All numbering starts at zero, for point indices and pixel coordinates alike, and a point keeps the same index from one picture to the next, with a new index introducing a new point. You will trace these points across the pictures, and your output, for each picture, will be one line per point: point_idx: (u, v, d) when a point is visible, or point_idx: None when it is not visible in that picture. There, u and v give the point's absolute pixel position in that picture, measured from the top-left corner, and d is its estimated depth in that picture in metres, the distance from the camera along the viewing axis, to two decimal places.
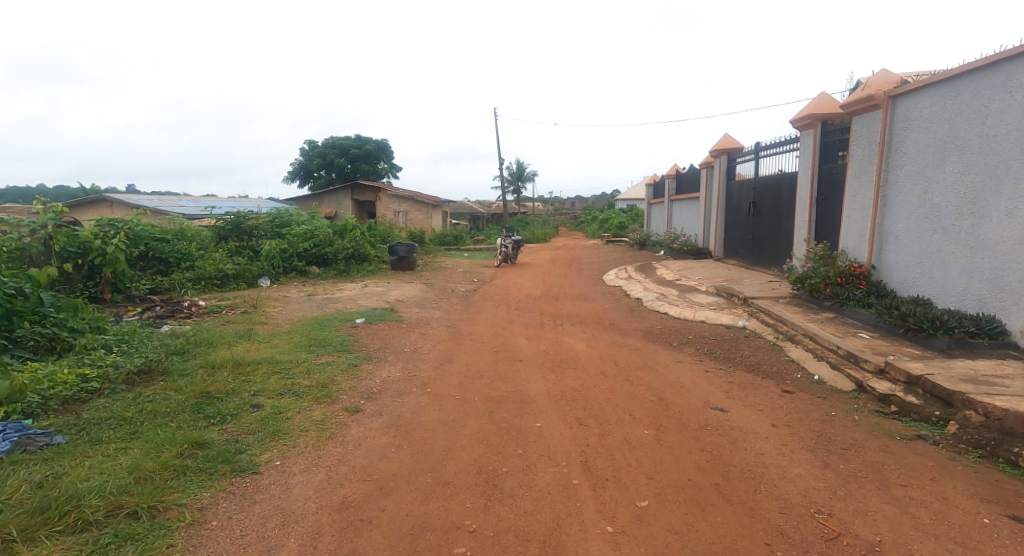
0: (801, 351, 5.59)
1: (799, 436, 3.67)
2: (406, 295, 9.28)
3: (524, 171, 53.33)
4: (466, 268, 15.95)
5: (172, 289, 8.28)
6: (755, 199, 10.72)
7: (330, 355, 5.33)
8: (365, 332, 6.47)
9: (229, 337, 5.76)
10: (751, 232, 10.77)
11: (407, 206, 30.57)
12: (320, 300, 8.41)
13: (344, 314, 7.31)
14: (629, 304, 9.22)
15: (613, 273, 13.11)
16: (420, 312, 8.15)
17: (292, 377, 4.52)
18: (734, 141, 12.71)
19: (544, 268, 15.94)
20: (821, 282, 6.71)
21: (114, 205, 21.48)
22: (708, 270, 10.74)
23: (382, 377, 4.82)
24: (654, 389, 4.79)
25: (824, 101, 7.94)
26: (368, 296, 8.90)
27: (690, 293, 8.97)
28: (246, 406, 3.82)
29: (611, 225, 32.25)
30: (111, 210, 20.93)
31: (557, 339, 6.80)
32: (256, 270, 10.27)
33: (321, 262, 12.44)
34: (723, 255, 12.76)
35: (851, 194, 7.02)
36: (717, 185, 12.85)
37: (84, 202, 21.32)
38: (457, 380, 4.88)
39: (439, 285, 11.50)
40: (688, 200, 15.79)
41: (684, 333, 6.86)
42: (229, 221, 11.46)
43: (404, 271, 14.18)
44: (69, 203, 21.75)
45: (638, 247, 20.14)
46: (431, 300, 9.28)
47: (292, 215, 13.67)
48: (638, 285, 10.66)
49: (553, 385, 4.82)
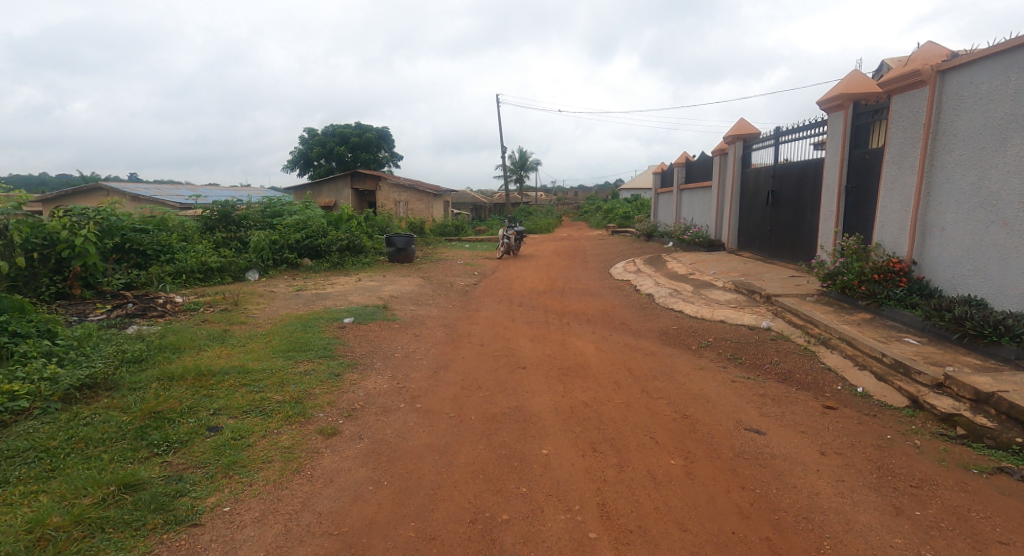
0: (839, 358, 4.98)
1: (856, 469, 3.08)
2: (401, 291, 8.69)
3: (527, 160, 52.46)
4: (467, 259, 15.35)
5: (149, 284, 7.71)
6: (774, 188, 10.09)
7: (310, 362, 4.74)
8: (353, 334, 5.89)
9: (200, 340, 5.18)
10: (769, 223, 10.15)
11: (408, 195, 29.90)
12: (308, 296, 7.83)
13: (332, 313, 6.73)
14: (640, 300, 8.61)
15: (620, 266, 12.49)
16: (415, 309, 7.56)
17: (261, 390, 3.93)
18: (750, 126, 12.00)
19: (548, 260, 15.31)
20: (856, 279, 6.12)
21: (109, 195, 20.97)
22: (722, 264, 10.12)
23: (366, 390, 4.24)
24: (677, 404, 4.20)
25: (856, 80, 7.29)
26: (360, 292, 8.32)
27: (706, 289, 8.35)
28: (201, 429, 3.24)
29: (616, 216, 31.53)
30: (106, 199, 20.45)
31: (564, 341, 6.21)
32: (243, 263, 9.69)
33: (314, 255, 11.88)
34: (737, 247, 12.14)
35: (889, 182, 6.38)
36: (732, 173, 12.18)
37: (77, 191, 20.73)
38: (452, 393, 4.30)
39: (438, 279, 10.90)
40: (699, 189, 15.12)
41: (703, 335, 6.25)
42: (216, 210, 10.86)
43: (402, 263, 13.61)
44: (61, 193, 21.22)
45: (645, 238, 19.47)
46: (428, 295, 8.69)
47: (285, 204, 13.07)
48: (648, 279, 10.04)
49: (561, 399, 4.23)
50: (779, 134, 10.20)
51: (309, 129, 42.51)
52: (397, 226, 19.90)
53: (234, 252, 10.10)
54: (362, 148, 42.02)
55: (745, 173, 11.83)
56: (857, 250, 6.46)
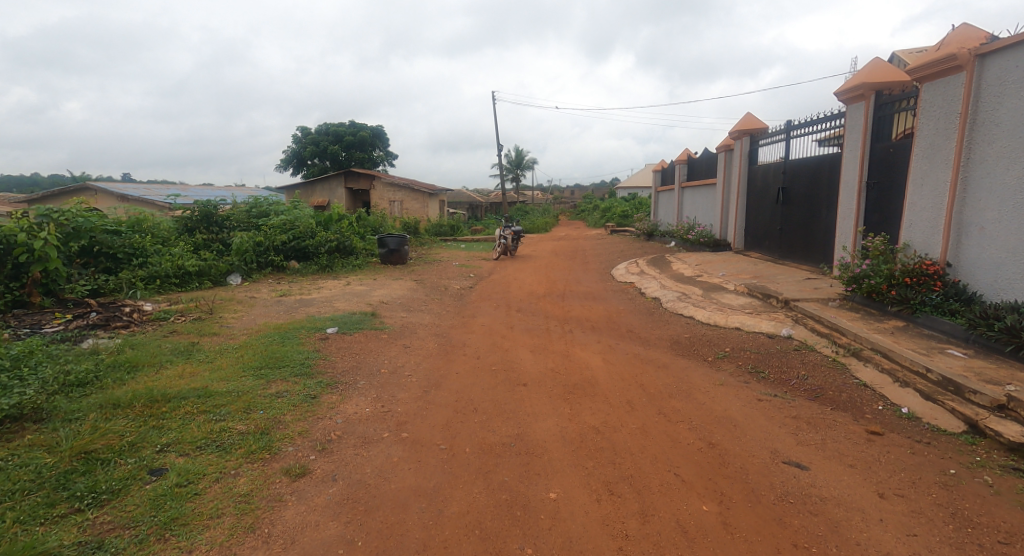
0: (875, 372, 4.48)
1: (928, 518, 2.56)
2: (392, 296, 8.16)
3: (524, 159, 51.95)
4: (462, 260, 14.83)
5: (118, 290, 7.14)
6: (784, 185, 9.61)
7: (283, 382, 4.19)
8: (336, 346, 5.35)
9: (163, 355, 4.62)
10: (780, 222, 9.68)
11: (403, 194, 29.36)
12: (291, 302, 7.28)
13: (315, 322, 6.18)
14: (647, 305, 8.09)
15: (622, 267, 11.99)
16: (407, 316, 7.03)
17: (222, 419, 3.39)
18: (758, 121, 11.51)
19: (547, 261, 14.80)
20: (885, 283, 5.64)
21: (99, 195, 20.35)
22: (731, 266, 9.62)
23: (346, 415, 3.71)
24: (700, 429, 3.69)
25: (878, 69, 6.81)
26: (348, 297, 7.78)
27: (717, 293, 7.84)
28: (140, 473, 2.69)
29: (614, 214, 31.07)
30: (95, 200, 19.90)
31: (567, 352, 5.69)
32: (223, 266, 9.12)
33: (302, 257, 11.33)
34: (743, 247, 11.68)
35: (918, 177, 5.89)
36: (738, 170, 11.71)
37: (63, 191, 20.12)
38: (444, 418, 3.77)
39: (432, 282, 10.37)
40: (702, 187, 14.64)
41: (719, 344, 5.74)
42: (198, 210, 10.27)
43: (395, 265, 13.07)
44: (47, 193, 20.63)
45: (645, 238, 19.00)
46: (420, 300, 8.15)
47: (272, 203, 12.50)
48: (653, 282, 9.54)
49: (568, 425, 3.72)
50: (790, 128, 9.73)
51: (302, 128, 41.88)
52: (391, 226, 19.37)
53: (215, 255, 9.52)
54: (356, 147, 41.40)
55: (752, 169, 11.36)
56: (884, 251, 5.96)
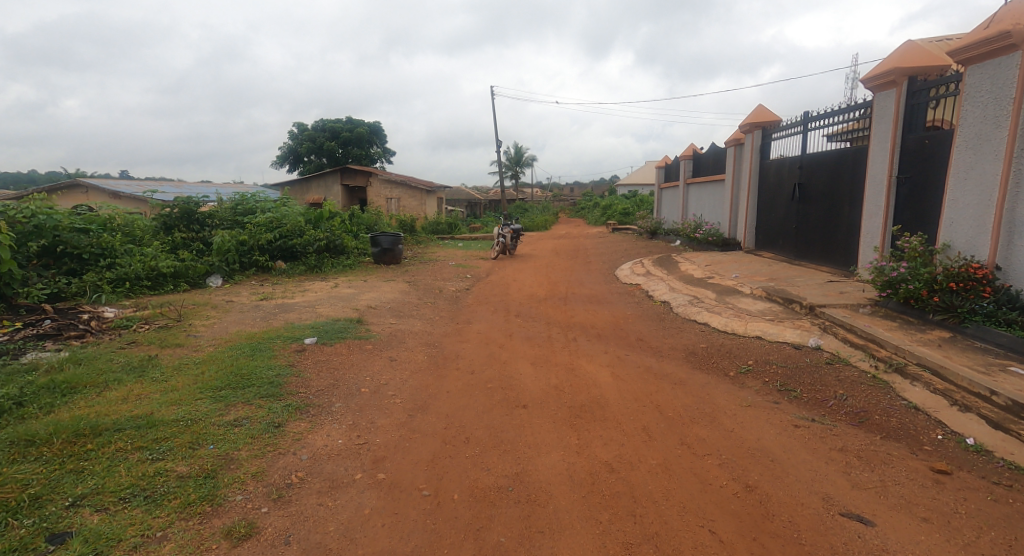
0: (926, 393, 3.91)
1: None
2: (382, 300, 7.58)
3: (523, 156, 51.27)
4: (459, 260, 14.26)
5: (82, 294, 6.57)
6: (801, 181, 9.06)
7: (245, 405, 3.60)
8: (313, 359, 4.77)
9: (110, 372, 4.03)
10: (796, 220, 9.14)
11: (400, 192, 28.76)
12: (271, 307, 6.70)
13: (292, 331, 5.59)
14: (655, 309, 7.52)
15: (626, 268, 11.41)
16: (396, 323, 6.45)
17: (159, 458, 2.79)
18: (770, 113, 10.94)
19: (547, 260, 14.23)
20: (925, 288, 5.06)
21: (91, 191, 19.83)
22: (744, 267, 9.05)
23: (313, 450, 3.12)
24: (732, 466, 3.11)
25: (912, 53, 6.24)
26: (334, 301, 7.19)
27: (732, 297, 7.26)
28: (35, 540, 2.11)
29: (615, 212, 30.50)
30: (87, 197, 19.40)
31: (571, 365, 5.12)
32: (202, 267, 8.54)
33: (289, 256, 10.75)
34: (754, 247, 11.15)
35: (960, 170, 5.31)
36: (749, 165, 11.15)
37: (51, 188, 19.50)
38: (430, 453, 3.19)
39: (426, 283, 9.80)
40: (709, 183, 14.09)
41: (740, 356, 5.17)
42: (177, 206, 9.62)
43: (389, 265, 12.50)
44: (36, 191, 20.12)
45: (648, 237, 18.45)
46: (411, 305, 7.58)
47: (258, 200, 11.89)
48: (660, 284, 8.97)
49: (577, 462, 3.14)
50: (807, 120, 9.18)
51: (298, 124, 41.17)
52: (386, 224, 18.77)
53: (193, 255, 8.93)
54: (353, 144, 40.74)
55: (764, 164, 10.80)
56: (922, 253, 5.39)
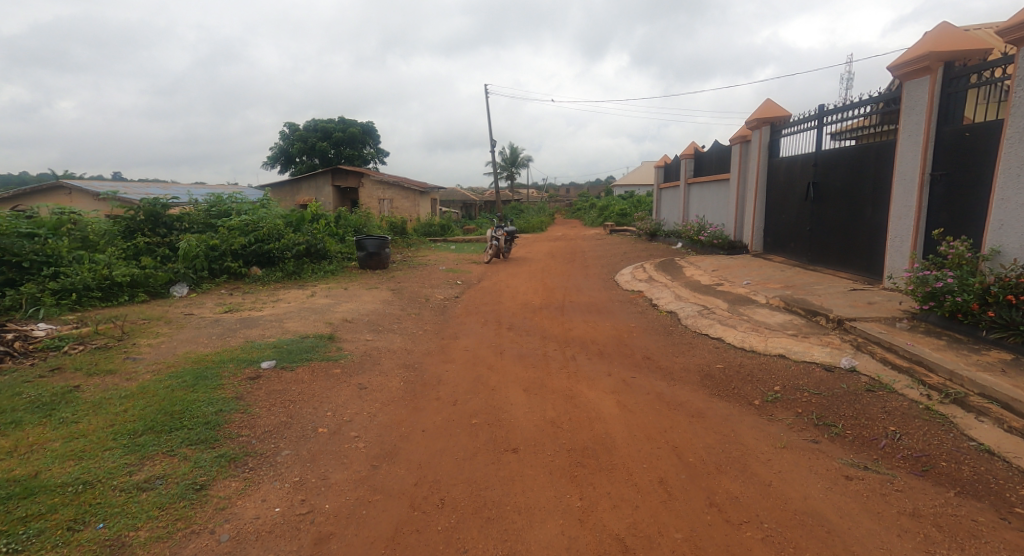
0: (997, 432, 3.23)
1: None
2: (361, 312, 6.87)
3: (518, 156, 50.61)
4: (451, 264, 13.56)
5: (18, 309, 5.84)
6: (815, 179, 8.43)
7: (164, 458, 2.87)
8: (267, 389, 4.04)
9: (8, 413, 3.30)
10: (810, 221, 8.52)
11: (392, 192, 28.02)
12: (233, 322, 5.97)
13: (250, 352, 4.86)
14: (662, 321, 6.84)
15: (627, 273, 10.73)
16: (372, 340, 5.74)
17: (17, 550, 2.07)
18: (779, 107, 10.30)
19: (543, 264, 13.55)
20: (977, 301, 4.39)
21: (74, 193, 19.10)
22: (755, 273, 8.38)
23: (235, 526, 2.40)
24: (780, 541, 2.42)
25: (946, 37, 5.62)
26: (306, 314, 6.47)
27: (746, 307, 6.58)
28: None
29: (612, 213, 29.89)
30: (70, 199, 18.74)
31: (570, 392, 4.43)
32: (164, 275, 7.81)
33: (265, 262, 10.03)
34: (762, 250, 10.53)
35: (1011, 165, 4.66)
36: (756, 163, 10.52)
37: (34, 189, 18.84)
38: (390, 528, 2.48)
39: (412, 291, 9.10)
40: (712, 183, 13.46)
41: (763, 381, 4.48)
42: (142, 207, 8.85)
43: (375, 270, 11.80)
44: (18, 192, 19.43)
45: (648, 238, 17.83)
46: (393, 317, 6.87)
47: (235, 201, 11.14)
48: (665, 292, 8.29)
49: (581, 538, 2.44)
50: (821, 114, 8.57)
51: (288, 124, 40.39)
52: (375, 226, 18.06)
53: (157, 262, 8.20)
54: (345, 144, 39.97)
55: (773, 162, 10.17)
56: (969, 260, 4.72)
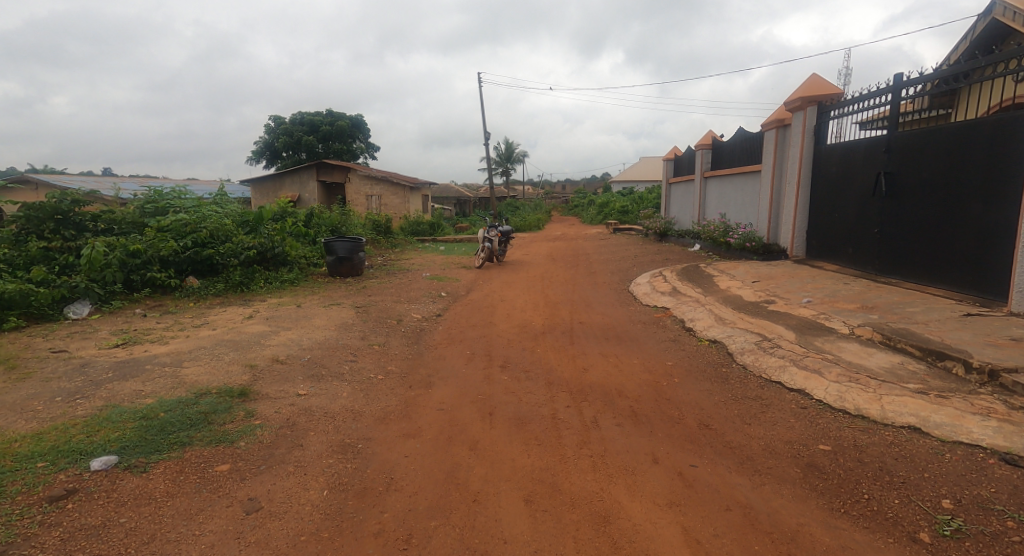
0: None
1: None
2: (303, 345, 5.10)
3: (514, 151, 48.76)
4: (436, 269, 11.79)
5: None
6: (886, 169, 6.76)
7: None
8: (67, 528, 2.24)
9: None
10: (880, 222, 6.87)
11: (380, 188, 26.12)
12: (109, 366, 4.18)
13: (93, 430, 3.08)
14: (706, 357, 5.12)
15: (645, 282, 9.01)
16: (305, 396, 3.98)
17: None
18: (827, 83, 8.59)
19: (542, 269, 11.80)
20: None
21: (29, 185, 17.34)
22: (812, 288, 6.70)
23: None
24: None
25: None
26: (223, 349, 4.69)
27: (823, 340, 4.86)
28: None
29: (613, 211, 28.28)
30: (24, 192, 16.96)
31: (601, 510, 2.70)
32: (56, 292, 6.07)
33: (206, 271, 8.25)
34: (805, 255, 8.91)
35: None
36: (799, 152, 8.84)
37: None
38: None
39: (383, 308, 7.36)
40: (736, 176, 11.78)
41: (917, 487, 2.73)
42: (44, 203, 7.04)
43: (347, 278, 10.08)
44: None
45: (657, 239, 16.21)
46: (347, 353, 5.12)
47: (176, 196, 9.32)
48: (700, 311, 6.57)
49: None
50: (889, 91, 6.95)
51: (274, 116, 38.49)
52: (356, 225, 16.27)
53: (52, 273, 6.44)
54: (333, 137, 38.00)
55: (821, 150, 8.48)
56: None
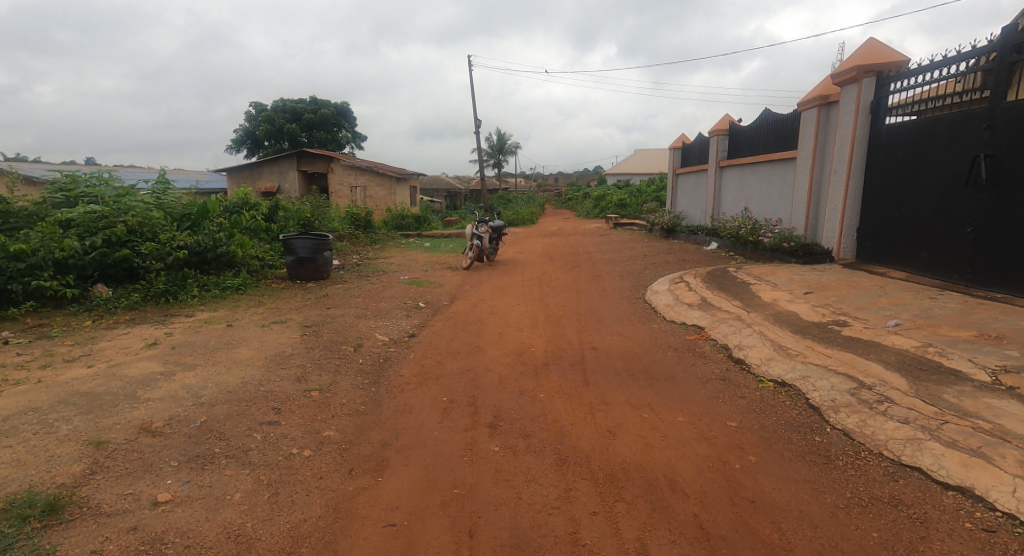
0: None
1: None
2: (203, 397, 3.50)
3: (506, 142, 47.08)
4: (417, 271, 10.21)
5: None
6: (987, 151, 5.29)
7: None
8: None
9: None
10: (975, 218, 5.43)
11: (365, 179, 24.30)
12: None
13: None
14: (781, 413, 3.59)
15: (665, 290, 7.49)
16: (162, 510, 2.40)
17: None
18: (887, 48, 7.05)
19: (539, 271, 10.27)
20: None
21: None
22: (891, 305, 5.20)
23: None
24: None
25: None
26: (67, 412, 3.08)
27: (957, 392, 3.34)
28: None
29: (610, 204, 26.80)
30: None
31: None
32: None
33: (123, 276, 6.66)
34: (855, 259, 7.48)
35: None
36: (852, 134, 7.31)
37: None
38: None
39: (340, 326, 5.78)
40: (762, 165, 10.28)
41: None
42: None
43: (309, 282, 8.52)
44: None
45: (664, 234, 14.78)
46: (266, 409, 3.52)
47: (96, 181, 7.60)
48: (750, 335, 5.05)
49: None
50: (981, 53, 5.52)
51: (254, 103, 36.53)
52: (332, 218, 14.64)
53: None
54: (316, 125, 36.03)
55: (882, 131, 6.95)
56: None
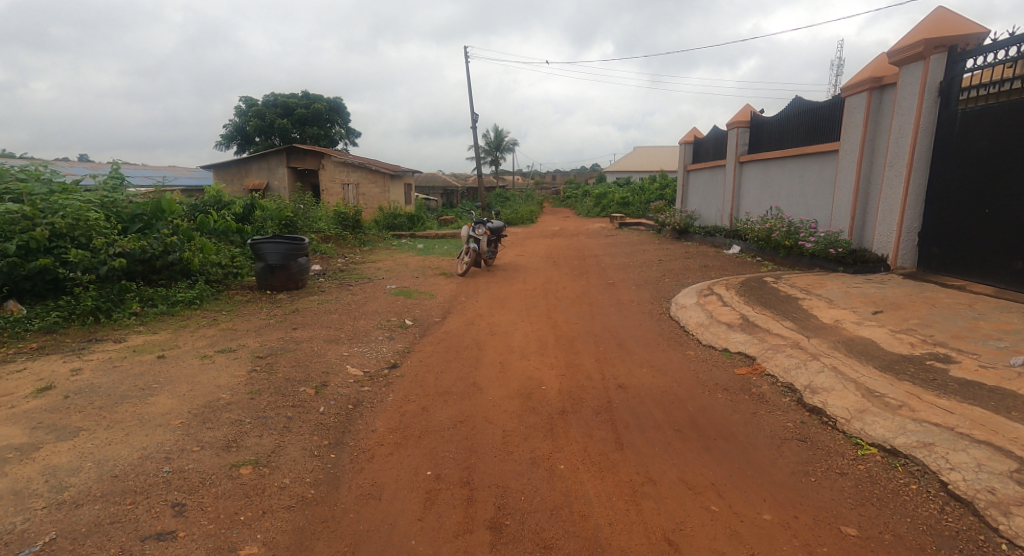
0: None
1: None
2: (63, 493, 2.35)
3: (505, 138, 45.84)
4: (407, 278, 9.06)
5: None
6: None
7: None
8: None
9: None
10: None
11: (358, 175, 22.91)
12: None
13: None
14: (916, 511, 2.46)
15: (694, 305, 6.36)
16: None
17: None
18: (960, 18, 5.94)
19: (544, 279, 9.13)
20: None
21: None
22: (1000, 334, 4.06)
23: None
24: None
25: None
26: None
27: None
28: None
29: (614, 203, 25.63)
30: None
31: None
32: None
33: (46, 289, 5.54)
34: (917, 267, 6.37)
35: None
36: (915, 121, 6.18)
37: None
38: None
39: (303, 356, 4.63)
40: (794, 159, 9.16)
41: None
42: None
43: (279, 292, 7.37)
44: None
45: (675, 235, 13.72)
46: (160, 508, 2.37)
47: (25, 174, 6.45)
48: (823, 374, 3.92)
49: None
50: None
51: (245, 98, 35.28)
52: (317, 217, 13.44)
53: None
54: (308, 121, 34.71)
55: (954, 116, 5.83)
56: None
